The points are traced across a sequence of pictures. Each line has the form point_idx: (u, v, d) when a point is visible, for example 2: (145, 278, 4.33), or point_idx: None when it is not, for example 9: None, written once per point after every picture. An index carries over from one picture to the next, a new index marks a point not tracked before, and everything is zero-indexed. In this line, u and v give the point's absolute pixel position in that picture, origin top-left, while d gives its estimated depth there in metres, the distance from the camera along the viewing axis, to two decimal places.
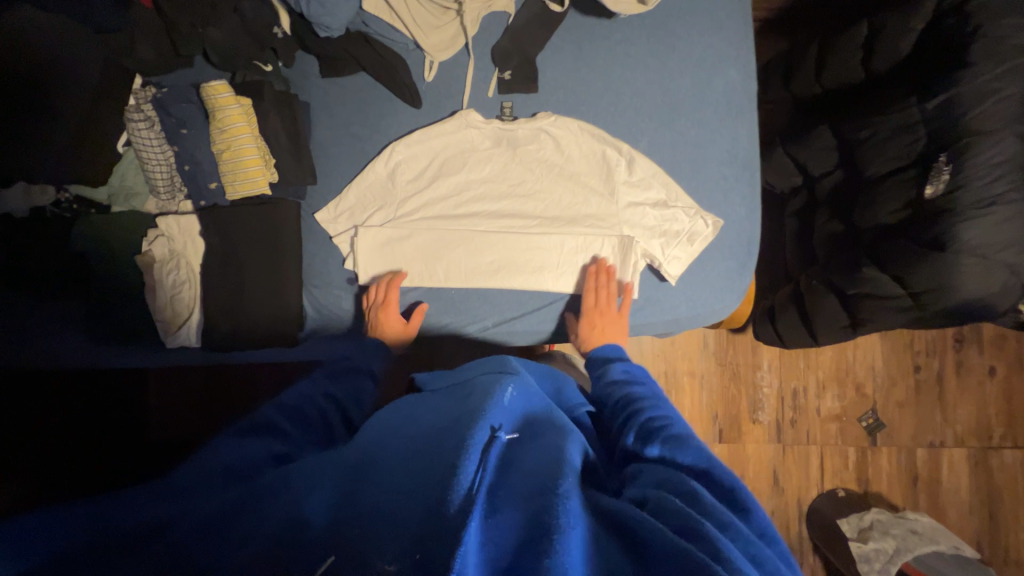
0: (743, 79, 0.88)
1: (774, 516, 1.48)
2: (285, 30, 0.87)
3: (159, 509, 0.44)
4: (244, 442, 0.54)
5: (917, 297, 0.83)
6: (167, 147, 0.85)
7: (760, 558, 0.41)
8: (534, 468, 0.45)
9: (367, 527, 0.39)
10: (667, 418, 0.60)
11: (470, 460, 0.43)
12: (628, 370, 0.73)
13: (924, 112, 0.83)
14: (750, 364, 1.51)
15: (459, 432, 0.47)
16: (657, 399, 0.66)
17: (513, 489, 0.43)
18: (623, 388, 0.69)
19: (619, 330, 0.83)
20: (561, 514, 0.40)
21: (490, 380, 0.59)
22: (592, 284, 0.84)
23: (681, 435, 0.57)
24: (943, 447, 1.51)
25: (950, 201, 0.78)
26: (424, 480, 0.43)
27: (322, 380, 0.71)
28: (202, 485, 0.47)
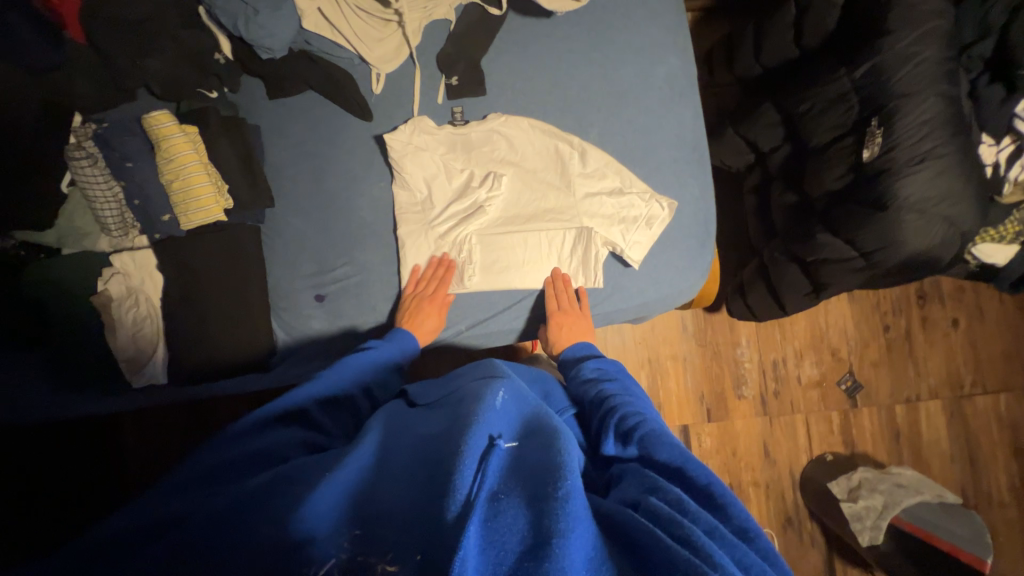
0: (683, 65, 0.91)
1: (769, 488, 1.51)
2: (226, 55, 0.88)
3: (149, 512, 0.45)
4: (245, 444, 0.54)
5: (869, 257, 0.86)
6: (114, 184, 0.83)
7: (748, 563, 0.42)
8: (533, 465, 0.45)
9: (373, 528, 0.40)
10: (640, 415, 0.60)
11: (467, 468, 0.43)
12: (600, 368, 0.74)
13: (852, 80, 0.86)
14: (729, 341, 1.54)
15: (455, 441, 0.46)
16: (629, 396, 0.66)
17: (513, 490, 0.43)
18: (596, 386, 0.70)
19: (581, 326, 0.84)
20: (562, 518, 0.39)
21: (488, 381, 0.58)
22: (550, 291, 0.86)
23: (654, 430, 0.57)
24: (919, 400, 1.57)
25: (887, 161, 0.81)
26: (426, 491, 0.43)
27: (327, 379, 0.68)
28: (192, 491, 0.47)
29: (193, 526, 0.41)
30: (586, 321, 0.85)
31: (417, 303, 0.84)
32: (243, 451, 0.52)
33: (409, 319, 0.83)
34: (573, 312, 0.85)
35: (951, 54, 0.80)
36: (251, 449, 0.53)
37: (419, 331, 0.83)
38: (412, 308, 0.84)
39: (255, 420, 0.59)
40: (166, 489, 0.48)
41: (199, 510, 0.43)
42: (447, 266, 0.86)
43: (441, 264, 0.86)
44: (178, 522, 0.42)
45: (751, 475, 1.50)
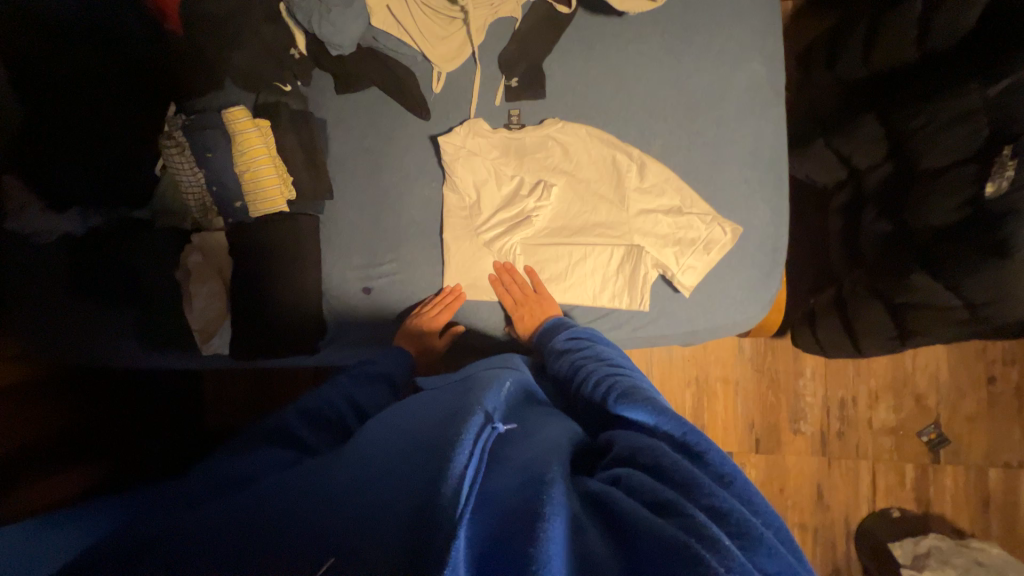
0: (769, 72, 0.81)
1: (818, 534, 1.38)
2: (301, 51, 0.90)
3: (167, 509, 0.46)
4: (255, 450, 0.55)
5: (974, 309, 0.75)
6: (197, 170, 0.90)
7: (727, 510, 0.39)
8: (526, 460, 0.44)
9: (367, 516, 0.39)
10: (615, 376, 0.60)
11: (466, 443, 0.41)
12: (574, 336, 0.74)
13: (984, 98, 0.72)
14: (791, 371, 1.41)
15: (446, 422, 0.46)
16: (605, 359, 0.66)
17: (504, 482, 0.42)
18: (573, 355, 0.70)
19: (537, 308, 0.82)
20: (548, 502, 0.38)
21: (489, 376, 0.57)
22: (500, 289, 0.85)
23: (628, 386, 0.57)
24: (1022, 467, 1.34)
25: (1018, 201, 0.67)
26: (417, 469, 0.41)
27: (333, 391, 0.69)
28: (201, 499, 0.47)
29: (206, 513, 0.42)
30: (540, 301, 0.83)
31: (428, 312, 0.88)
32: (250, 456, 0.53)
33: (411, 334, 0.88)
34: (523, 299, 0.83)
35: None
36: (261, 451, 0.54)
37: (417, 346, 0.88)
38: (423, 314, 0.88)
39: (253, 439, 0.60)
40: (186, 492, 0.49)
41: (213, 503, 0.44)
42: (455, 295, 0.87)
43: (452, 293, 0.87)
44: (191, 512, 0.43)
45: (798, 517, 1.39)
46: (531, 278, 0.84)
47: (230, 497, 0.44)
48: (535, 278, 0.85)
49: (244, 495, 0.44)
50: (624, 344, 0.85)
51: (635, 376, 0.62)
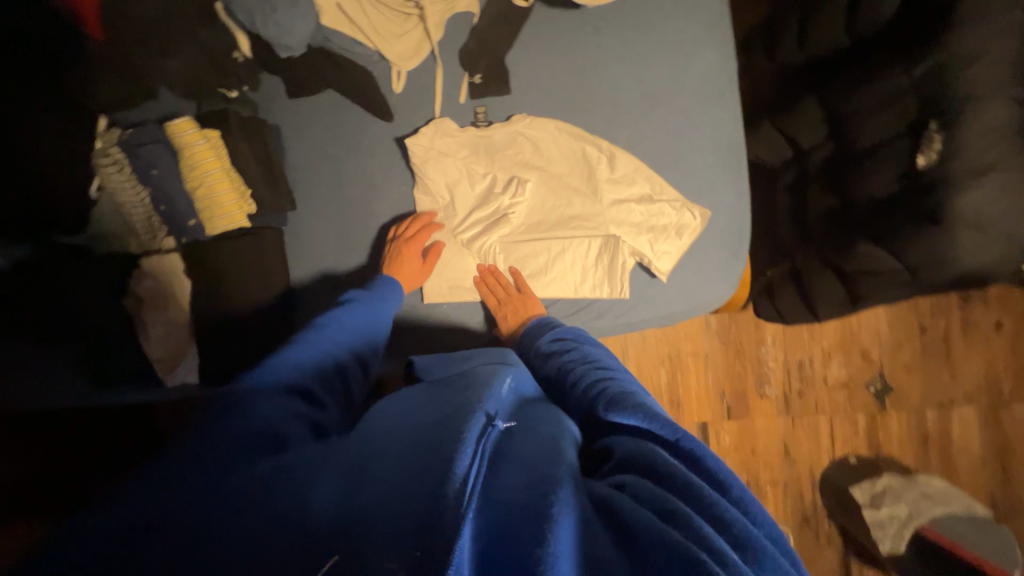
0: (722, 60, 0.84)
1: (789, 489, 1.49)
2: (245, 54, 0.85)
3: (153, 477, 0.44)
4: (243, 402, 0.52)
5: (914, 272, 0.80)
6: (141, 188, 0.83)
7: (731, 521, 0.41)
8: (530, 455, 0.45)
9: (369, 520, 0.37)
10: (603, 382, 0.59)
11: (466, 452, 0.40)
12: (558, 338, 0.72)
13: (912, 78, 0.78)
14: (753, 340, 1.50)
15: (450, 418, 0.45)
16: (593, 362, 0.65)
17: (510, 479, 0.41)
18: (559, 358, 0.69)
19: (521, 307, 0.81)
20: (555, 504, 0.39)
21: (489, 373, 0.57)
22: (484, 290, 0.84)
23: (618, 392, 0.56)
24: (953, 405, 1.51)
25: (945, 172, 0.74)
26: (417, 470, 0.40)
27: (318, 345, 0.65)
28: (194, 470, 0.44)
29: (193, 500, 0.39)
30: (524, 299, 0.82)
31: (400, 247, 0.83)
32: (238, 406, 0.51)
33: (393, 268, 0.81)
34: (506, 298, 0.82)
35: None
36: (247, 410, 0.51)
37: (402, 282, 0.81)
38: (395, 251, 0.82)
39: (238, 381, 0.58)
40: (170, 451, 0.48)
41: (201, 484, 0.41)
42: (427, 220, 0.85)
43: (425, 218, 0.84)
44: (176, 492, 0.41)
45: (769, 473, 1.49)
46: (515, 277, 0.85)
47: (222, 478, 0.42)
48: (519, 278, 0.85)
49: (236, 478, 0.41)
50: (607, 332, 0.87)
51: (623, 378, 0.61)
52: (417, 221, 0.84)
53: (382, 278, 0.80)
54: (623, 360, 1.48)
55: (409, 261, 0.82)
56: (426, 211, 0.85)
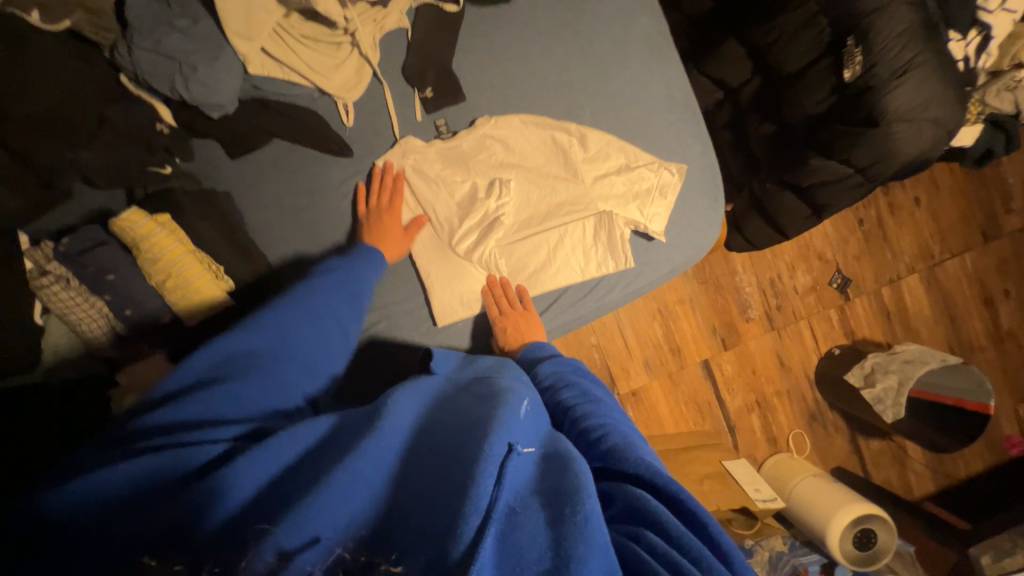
0: (655, 22, 0.88)
1: (792, 393, 1.64)
2: (169, 123, 0.78)
3: (97, 482, 0.40)
4: (219, 407, 0.49)
5: (865, 172, 0.91)
6: (96, 300, 0.73)
7: None
8: (553, 487, 0.42)
9: (384, 529, 0.39)
10: (604, 427, 0.54)
11: (485, 476, 0.40)
12: (555, 369, 0.65)
13: (820, 3, 0.85)
14: (727, 272, 1.60)
15: (470, 449, 0.42)
16: (591, 400, 0.59)
17: (532, 507, 0.41)
18: (554, 392, 0.62)
19: (524, 324, 0.79)
20: (578, 543, 0.37)
21: (508, 380, 0.53)
22: (490, 300, 0.82)
23: (619, 442, 0.52)
24: (900, 279, 1.70)
25: (871, 79, 0.83)
26: (440, 484, 0.41)
27: (298, 310, 0.62)
28: (181, 450, 0.43)
29: (153, 536, 0.37)
30: (527, 317, 0.80)
31: (380, 218, 0.80)
32: (211, 412, 0.48)
33: (372, 234, 0.79)
34: (507, 316, 0.80)
35: None
36: (216, 427, 0.47)
37: (383, 249, 0.79)
38: (376, 222, 0.80)
39: (209, 357, 0.53)
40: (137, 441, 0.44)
41: (161, 512, 0.38)
42: (393, 176, 0.82)
43: (387, 173, 0.81)
44: (133, 520, 0.38)
45: (772, 386, 1.62)
46: (518, 292, 0.83)
47: (185, 509, 0.38)
48: (524, 295, 0.83)
49: (206, 506, 0.38)
50: (621, 303, 0.89)
51: (622, 424, 0.56)
52: (389, 177, 0.81)
53: (364, 248, 0.76)
54: (620, 325, 1.53)
55: (393, 233, 0.81)
56: (394, 163, 0.82)
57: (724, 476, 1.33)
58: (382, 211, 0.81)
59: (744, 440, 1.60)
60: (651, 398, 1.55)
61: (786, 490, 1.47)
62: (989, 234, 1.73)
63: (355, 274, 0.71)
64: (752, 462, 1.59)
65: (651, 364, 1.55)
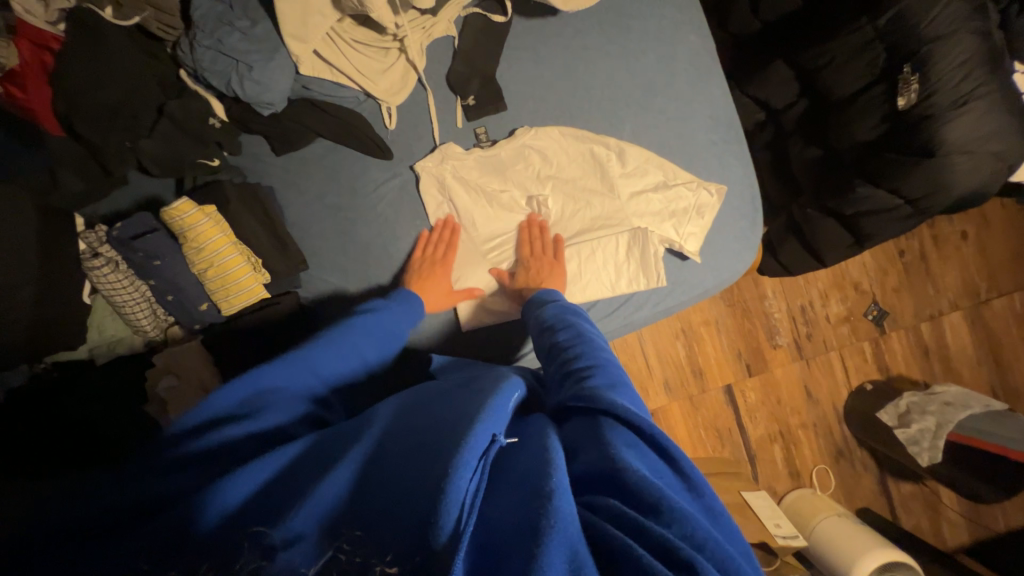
0: (702, 41, 0.87)
1: (818, 427, 1.57)
2: (221, 118, 0.81)
3: (109, 488, 0.43)
4: (232, 433, 0.49)
5: (914, 203, 0.87)
6: (141, 284, 0.76)
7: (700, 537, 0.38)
8: (527, 468, 0.41)
9: (372, 527, 0.38)
10: (588, 366, 0.54)
11: (464, 461, 0.39)
12: (559, 313, 0.67)
13: (877, 28, 0.83)
14: (756, 296, 1.56)
15: (448, 441, 0.42)
16: (586, 343, 0.59)
17: (510, 495, 0.40)
18: (554, 334, 0.64)
19: (545, 269, 0.80)
20: (548, 517, 0.36)
21: (502, 373, 0.55)
22: (526, 235, 0.83)
23: (593, 377, 0.51)
24: (942, 315, 1.62)
25: (928, 108, 0.80)
26: (420, 472, 0.40)
27: (331, 350, 0.63)
28: (189, 465, 0.45)
29: (148, 540, 0.38)
30: (552, 262, 0.80)
31: (430, 267, 0.81)
32: (224, 437, 0.48)
33: (417, 282, 0.80)
34: (534, 258, 0.81)
35: None
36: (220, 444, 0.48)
37: (425, 298, 0.79)
38: (423, 270, 0.81)
39: (239, 392, 0.53)
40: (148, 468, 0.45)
41: (161, 521, 0.39)
42: (450, 230, 0.83)
43: (447, 226, 0.83)
44: (136, 531, 0.39)
45: (797, 417, 1.56)
46: (552, 239, 0.82)
47: (183, 513, 0.40)
48: (559, 243, 0.83)
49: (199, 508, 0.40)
50: (650, 321, 0.87)
51: (610, 365, 0.55)
52: (446, 226, 0.83)
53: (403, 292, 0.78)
54: (642, 343, 1.50)
55: (439, 283, 0.81)
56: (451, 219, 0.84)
57: (743, 508, 1.28)
58: (433, 260, 0.82)
59: (764, 472, 1.54)
60: (669, 420, 1.51)
61: (808, 528, 1.41)
62: None
63: (392, 320, 0.72)
64: (772, 495, 1.53)
65: (671, 386, 1.51)
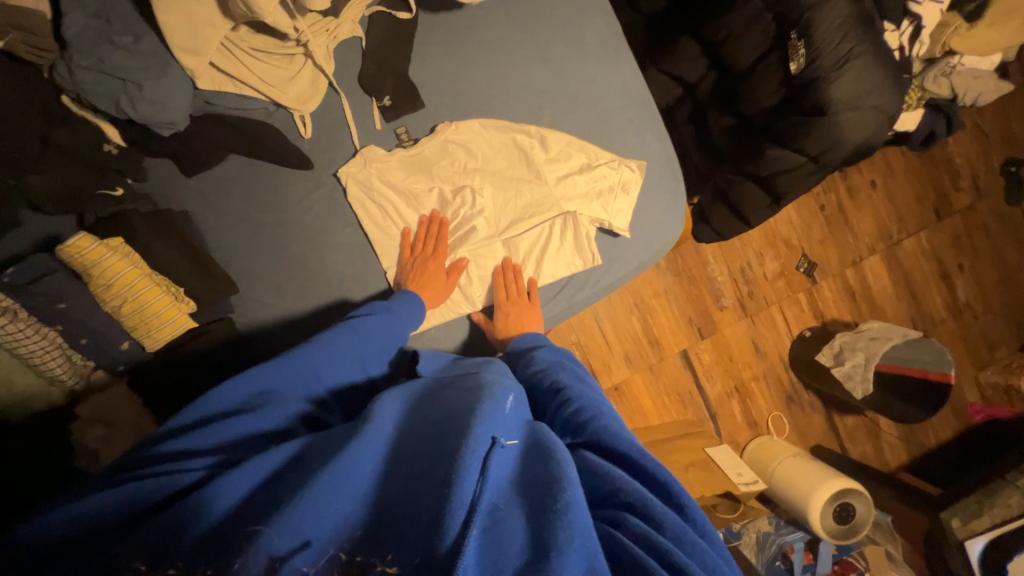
0: (607, 22, 0.89)
1: (768, 377, 1.68)
2: (119, 143, 0.76)
3: (112, 492, 0.42)
4: (225, 430, 0.50)
5: (818, 159, 0.93)
6: (49, 330, 0.69)
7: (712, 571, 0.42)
8: (536, 480, 0.43)
9: (377, 531, 0.38)
10: (597, 410, 0.56)
11: (470, 470, 0.40)
12: (551, 355, 0.68)
13: (763, 1, 0.89)
14: (699, 263, 1.63)
15: (451, 445, 0.42)
16: (584, 386, 0.62)
17: (519, 503, 0.41)
18: (550, 373, 0.64)
19: (525, 314, 0.81)
20: (562, 531, 0.38)
21: (494, 374, 0.55)
22: (500, 280, 0.84)
23: (609, 424, 0.54)
24: (863, 259, 1.76)
25: (815, 71, 0.86)
26: (426, 480, 0.41)
27: (327, 351, 0.63)
28: (185, 467, 0.46)
29: (143, 544, 0.37)
30: (530, 307, 0.82)
31: (422, 263, 0.81)
32: (234, 432, 0.50)
33: (416, 281, 0.80)
34: (513, 304, 0.82)
35: None
36: (207, 448, 0.48)
37: (425, 294, 0.79)
38: (423, 268, 0.81)
39: (230, 394, 0.55)
40: (145, 470, 0.46)
41: (152, 525, 0.39)
42: (438, 222, 0.84)
43: (433, 221, 0.83)
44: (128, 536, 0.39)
45: (749, 371, 1.66)
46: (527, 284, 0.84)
47: (175, 518, 0.39)
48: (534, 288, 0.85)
49: (193, 516, 0.39)
50: (592, 300, 0.90)
51: (612, 411, 0.59)
52: (433, 219, 0.83)
53: (405, 294, 0.77)
54: (599, 322, 1.55)
55: (436, 278, 0.81)
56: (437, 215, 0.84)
57: (708, 463, 1.35)
58: (426, 254, 0.82)
59: (725, 426, 1.63)
60: (633, 391, 1.57)
61: (769, 472, 1.51)
62: (941, 212, 1.81)
63: (387, 319, 0.71)
64: (734, 447, 1.63)
65: (631, 358, 1.57)
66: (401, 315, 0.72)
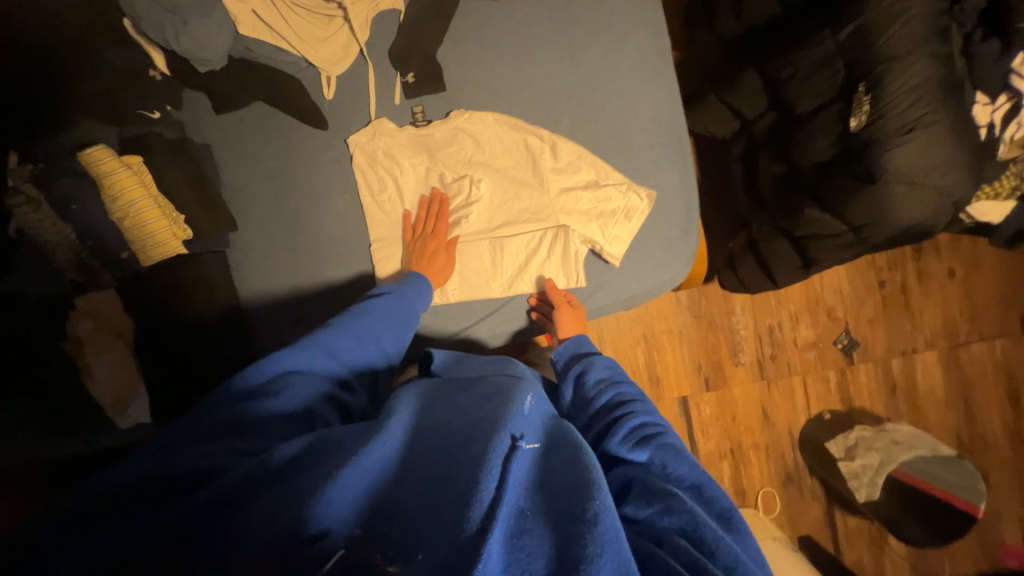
0: (655, 38, 0.83)
1: (770, 450, 1.53)
2: (162, 71, 0.81)
3: (133, 473, 0.41)
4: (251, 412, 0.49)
5: (858, 231, 0.83)
6: (63, 225, 0.78)
7: None
8: (560, 487, 0.40)
9: (392, 524, 0.36)
10: (657, 427, 0.54)
11: (491, 473, 0.38)
12: (609, 366, 0.64)
13: (836, 43, 0.79)
14: (723, 311, 1.52)
15: (473, 448, 0.40)
16: (644, 401, 0.59)
17: (548, 510, 0.38)
18: (607, 386, 0.60)
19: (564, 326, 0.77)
20: (591, 543, 0.35)
21: (509, 378, 0.52)
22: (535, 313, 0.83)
23: (671, 444, 0.52)
24: (916, 352, 1.56)
25: (873, 133, 0.76)
26: (449, 484, 0.38)
27: (344, 334, 0.63)
28: (219, 441, 0.44)
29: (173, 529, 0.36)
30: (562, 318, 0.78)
31: (427, 242, 0.82)
32: (250, 415, 0.48)
33: (421, 264, 0.80)
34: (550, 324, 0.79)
35: (943, 7, 0.74)
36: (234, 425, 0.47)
37: (431, 273, 0.80)
38: (424, 249, 0.81)
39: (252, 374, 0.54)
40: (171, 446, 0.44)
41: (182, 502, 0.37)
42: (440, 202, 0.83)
43: (433, 200, 0.83)
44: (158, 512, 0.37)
45: (750, 438, 1.52)
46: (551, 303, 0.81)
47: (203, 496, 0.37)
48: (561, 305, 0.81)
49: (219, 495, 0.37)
50: None
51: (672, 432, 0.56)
52: (438, 199, 0.83)
53: (411, 274, 0.77)
54: (600, 344, 1.49)
55: (439, 255, 0.81)
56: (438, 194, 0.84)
57: None
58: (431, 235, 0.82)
59: None
60: None
61: None
62: None
63: (407, 300, 0.72)
64: None
65: None
66: (418, 296, 0.73)
